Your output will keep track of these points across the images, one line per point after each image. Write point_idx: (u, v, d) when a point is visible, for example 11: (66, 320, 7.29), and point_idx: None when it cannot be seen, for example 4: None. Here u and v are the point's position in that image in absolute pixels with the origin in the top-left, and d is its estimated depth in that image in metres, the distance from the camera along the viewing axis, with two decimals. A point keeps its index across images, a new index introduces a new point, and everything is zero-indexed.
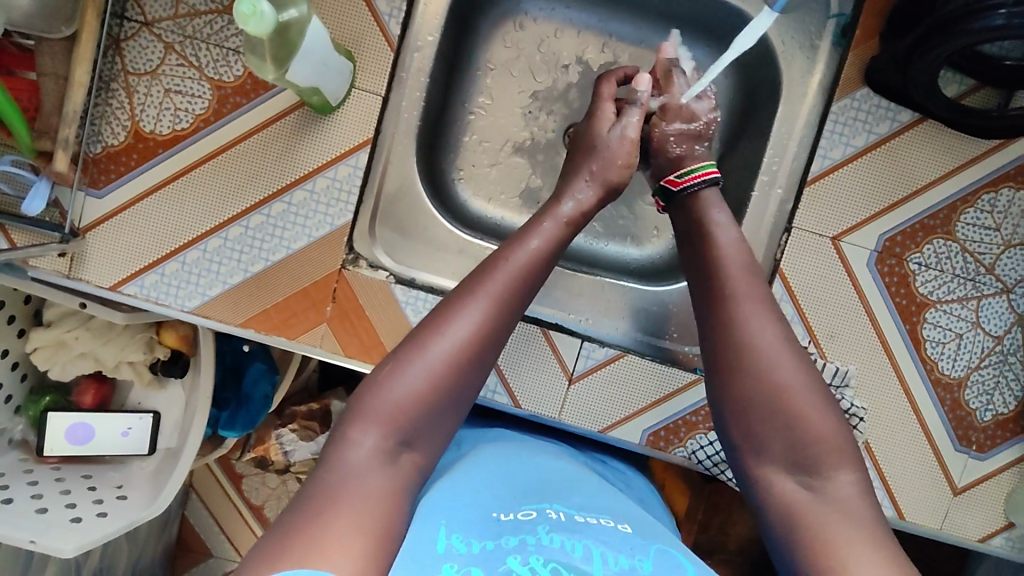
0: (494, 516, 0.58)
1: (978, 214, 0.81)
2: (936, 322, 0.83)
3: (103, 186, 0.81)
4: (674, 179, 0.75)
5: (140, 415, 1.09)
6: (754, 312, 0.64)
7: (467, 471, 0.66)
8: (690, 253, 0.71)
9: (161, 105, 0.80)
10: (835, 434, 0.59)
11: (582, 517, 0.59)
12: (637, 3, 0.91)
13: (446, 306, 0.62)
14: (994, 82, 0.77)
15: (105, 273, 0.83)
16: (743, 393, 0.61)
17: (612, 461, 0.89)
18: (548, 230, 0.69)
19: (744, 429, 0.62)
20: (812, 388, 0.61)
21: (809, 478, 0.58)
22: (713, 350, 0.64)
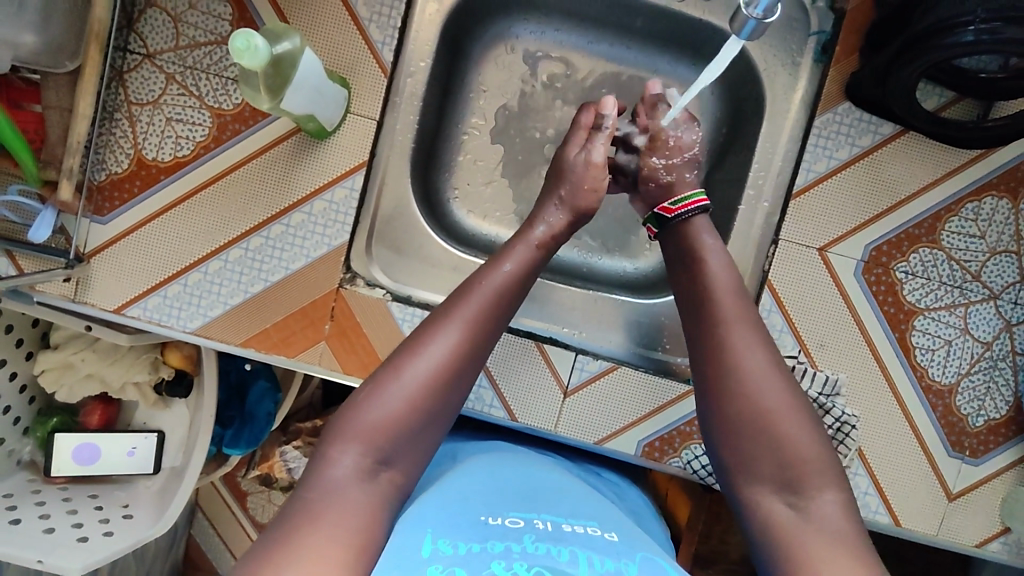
0: (482, 520, 0.59)
1: (963, 223, 0.83)
2: (925, 329, 0.84)
3: (108, 213, 0.83)
4: (668, 207, 0.77)
5: (145, 435, 1.11)
6: (741, 338, 0.65)
7: (459, 480, 0.68)
8: (683, 279, 0.72)
9: (162, 134, 0.83)
10: (817, 456, 0.61)
11: (569, 526, 0.60)
12: (625, 24, 0.93)
13: (421, 332, 0.65)
14: (972, 94, 0.79)
15: (109, 297, 0.85)
16: (730, 415, 0.63)
17: (607, 473, 0.90)
18: (520, 254, 0.72)
19: (733, 447, 0.63)
20: (797, 411, 0.62)
21: (794, 497, 0.60)
22: (702, 371, 0.66)
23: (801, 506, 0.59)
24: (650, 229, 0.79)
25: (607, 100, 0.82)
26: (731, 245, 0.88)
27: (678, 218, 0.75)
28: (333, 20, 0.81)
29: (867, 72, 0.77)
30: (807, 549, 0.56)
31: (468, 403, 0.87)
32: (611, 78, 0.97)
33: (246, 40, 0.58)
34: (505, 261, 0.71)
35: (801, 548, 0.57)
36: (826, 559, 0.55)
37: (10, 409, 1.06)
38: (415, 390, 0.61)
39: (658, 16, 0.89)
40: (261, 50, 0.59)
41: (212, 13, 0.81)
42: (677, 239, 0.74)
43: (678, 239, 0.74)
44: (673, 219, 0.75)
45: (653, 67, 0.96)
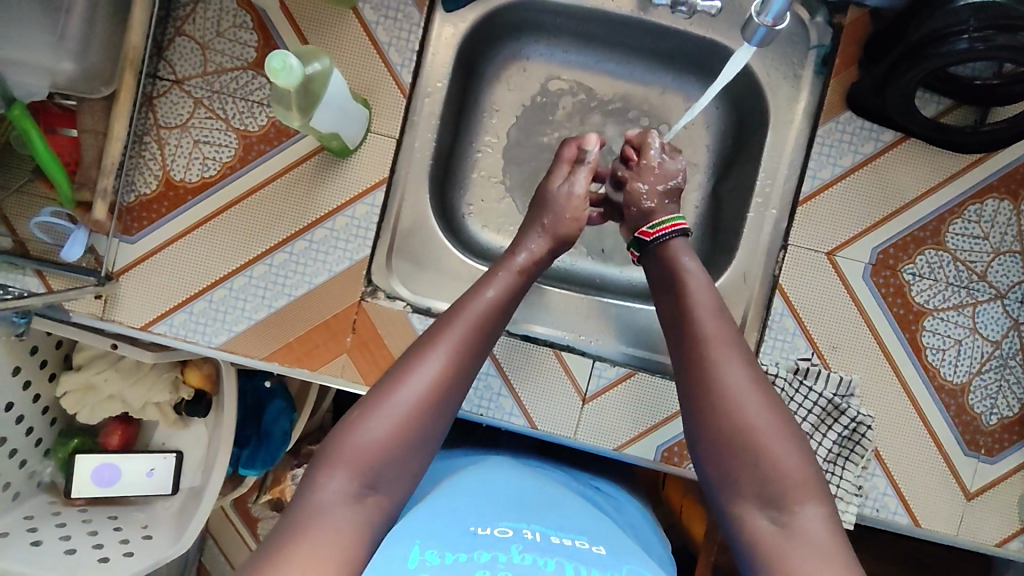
0: (471, 529, 0.61)
1: (966, 225, 0.85)
2: (934, 330, 0.86)
3: (136, 233, 0.86)
4: (646, 231, 0.80)
5: (166, 455, 1.11)
6: (726, 358, 0.66)
7: (453, 491, 0.70)
8: (666, 299, 0.74)
9: (190, 155, 0.86)
10: (801, 473, 0.61)
11: (557, 538, 0.62)
12: (631, 43, 0.97)
13: (407, 359, 0.67)
14: (969, 100, 0.82)
15: (136, 314, 0.87)
16: (711, 436, 0.64)
17: (606, 488, 0.91)
18: (501, 281, 0.75)
19: (721, 466, 0.64)
20: (783, 430, 0.63)
21: (778, 513, 0.60)
22: (689, 389, 0.67)
23: (784, 521, 0.60)
24: (633, 254, 0.83)
25: (588, 137, 0.88)
26: (740, 253, 0.90)
27: (656, 240, 0.78)
28: (355, 46, 0.86)
29: (867, 82, 0.81)
30: (811, 557, 0.57)
31: (489, 411, 0.88)
32: (619, 95, 1.01)
33: (282, 60, 0.61)
34: (487, 287, 0.74)
35: (782, 554, 0.58)
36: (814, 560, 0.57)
37: (33, 430, 1.07)
38: (402, 414, 0.63)
39: (663, 34, 0.93)
40: (294, 69, 0.62)
41: (238, 41, 0.85)
42: (659, 258, 0.77)
43: (657, 259, 0.78)
44: (651, 242, 0.79)
45: (659, 84, 1.00)
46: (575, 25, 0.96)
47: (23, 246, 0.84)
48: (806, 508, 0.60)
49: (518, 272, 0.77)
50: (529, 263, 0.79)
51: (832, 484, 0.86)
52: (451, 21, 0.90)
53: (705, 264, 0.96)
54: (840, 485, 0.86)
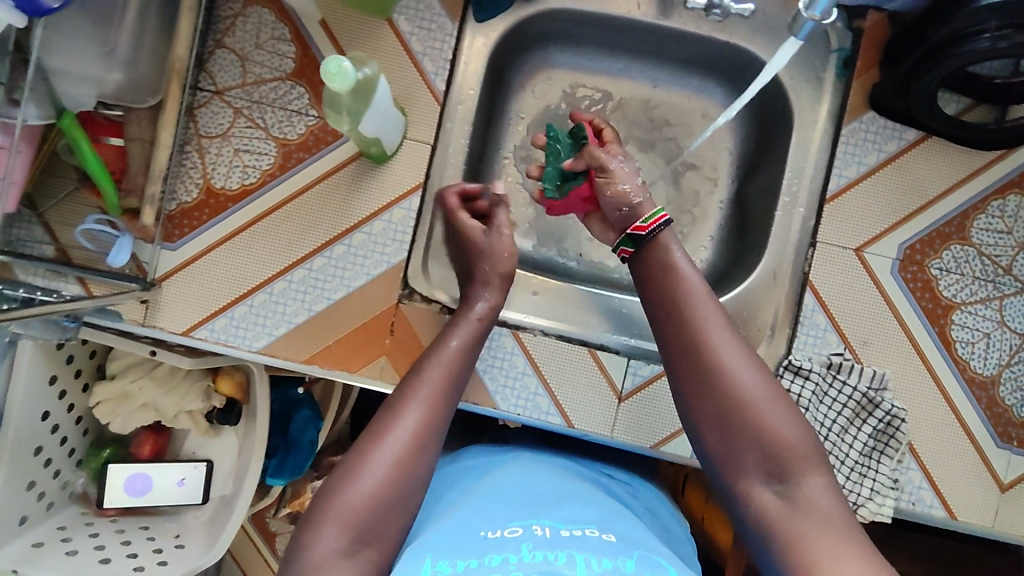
0: (482, 536, 0.61)
1: (991, 220, 0.87)
2: (963, 323, 0.87)
3: (177, 239, 0.87)
4: (640, 225, 0.76)
5: (196, 463, 1.12)
6: (720, 339, 0.67)
7: (464, 503, 0.70)
8: (652, 286, 0.73)
9: (231, 164, 0.88)
10: (801, 441, 0.63)
11: (567, 531, 0.62)
12: (655, 50, 1.00)
13: (383, 413, 0.67)
14: (988, 98, 0.84)
15: (177, 319, 0.88)
16: (710, 415, 0.65)
17: (617, 474, 0.89)
18: (464, 331, 0.76)
19: (725, 444, 0.64)
20: (781, 406, 0.64)
21: (782, 486, 0.62)
22: (685, 375, 0.67)
23: (789, 493, 0.61)
24: (623, 251, 0.78)
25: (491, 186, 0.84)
26: (767, 253, 0.91)
27: (650, 235, 0.75)
28: (390, 56, 0.88)
29: (888, 82, 0.83)
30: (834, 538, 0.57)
31: (526, 411, 0.89)
32: (642, 101, 1.03)
33: (338, 65, 0.63)
34: (452, 336, 0.75)
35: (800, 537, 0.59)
36: (828, 551, 0.56)
37: (67, 440, 1.07)
38: (386, 464, 0.63)
39: (686, 41, 0.96)
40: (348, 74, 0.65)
41: (277, 53, 0.88)
42: (639, 261, 0.76)
43: (644, 252, 0.75)
44: (647, 236, 0.75)
45: (681, 89, 1.03)
46: (600, 34, 0.99)
47: (66, 255, 0.86)
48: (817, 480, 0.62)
49: (474, 321, 0.78)
50: (484, 316, 0.79)
51: (868, 478, 0.87)
52: (481, 31, 0.92)
53: (733, 263, 0.98)
54: (875, 479, 0.86)
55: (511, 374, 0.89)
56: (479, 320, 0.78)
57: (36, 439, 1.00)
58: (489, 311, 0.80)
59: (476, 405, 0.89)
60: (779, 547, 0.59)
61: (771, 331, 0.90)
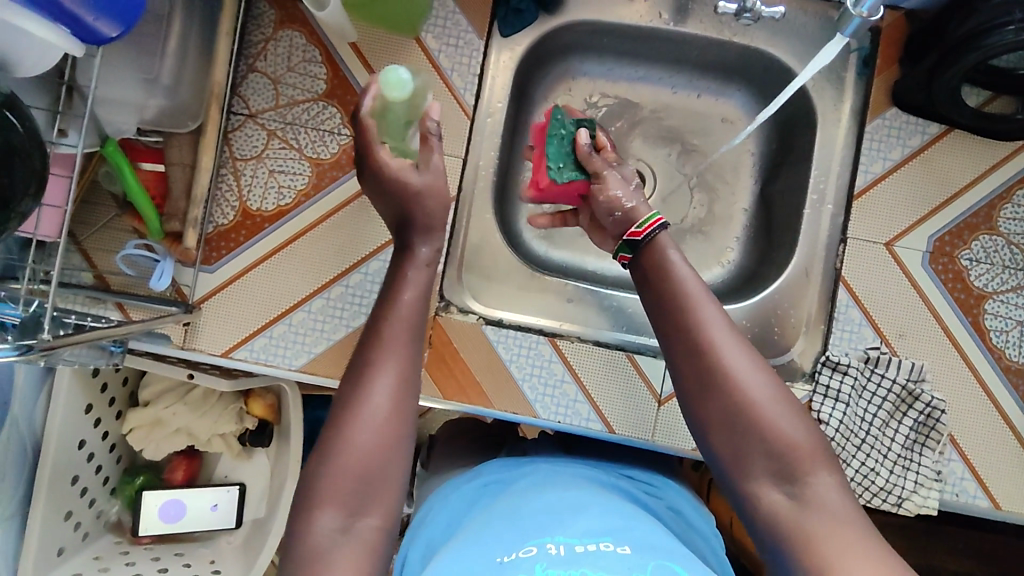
0: (499, 560, 0.59)
1: (1016, 209, 0.89)
2: (996, 312, 0.88)
3: (215, 262, 0.88)
4: (636, 230, 0.75)
5: (230, 487, 1.11)
6: (722, 339, 0.66)
7: (479, 524, 0.67)
8: (649, 291, 0.72)
9: (266, 185, 0.89)
10: (805, 440, 0.62)
11: (583, 546, 0.60)
12: (675, 59, 1.02)
13: (343, 408, 0.61)
14: (1009, 90, 0.87)
15: (217, 341, 0.88)
16: (718, 417, 0.64)
17: (638, 474, 0.83)
18: (415, 281, 0.70)
19: (732, 447, 0.63)
20: (786, 405, 0.64)
21: (793, 488, 0.61)
22: (690, 380, 0.66)
23: (799, 495, 0.60)
24: (621, 257, 0.77)
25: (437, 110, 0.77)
26: (799, 250, 0.92)
27: (645, 239, 0.73)
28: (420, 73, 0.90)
29: (911, 80, 0.86)
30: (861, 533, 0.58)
31: (566, 418, 0.89)
32: (664, 108, 1.05)
33: (397, 74, 0.73)
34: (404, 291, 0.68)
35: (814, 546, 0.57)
36: (846, 555, 0.55)
37: (101, 469, 1.06)
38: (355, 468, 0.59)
39: (707, 47, 0.99)
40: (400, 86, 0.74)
41: (309, 74, 0.90)
42: (639, 268, 0.74)
43: (642, 260, 0.74)
44: (643, 241, 0.74)
45: (701, 95, 1.05)
46: (621, 44, 1.01)
47: (104, 282, 0.87)
48: (832, 483, 0.60)
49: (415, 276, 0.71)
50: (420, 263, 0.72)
51: (911, 470, 0.87)
52: (508, 46, 0.94)
53: (762, 263, 0.99)
54: (918, 472, 0.87)
55: (550, 382, 0.90)
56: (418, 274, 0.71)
57: (72, 469, 0.99)
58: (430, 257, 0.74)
59: (516, 414, 0.89)
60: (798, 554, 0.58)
61: (807, 327, 0.91)
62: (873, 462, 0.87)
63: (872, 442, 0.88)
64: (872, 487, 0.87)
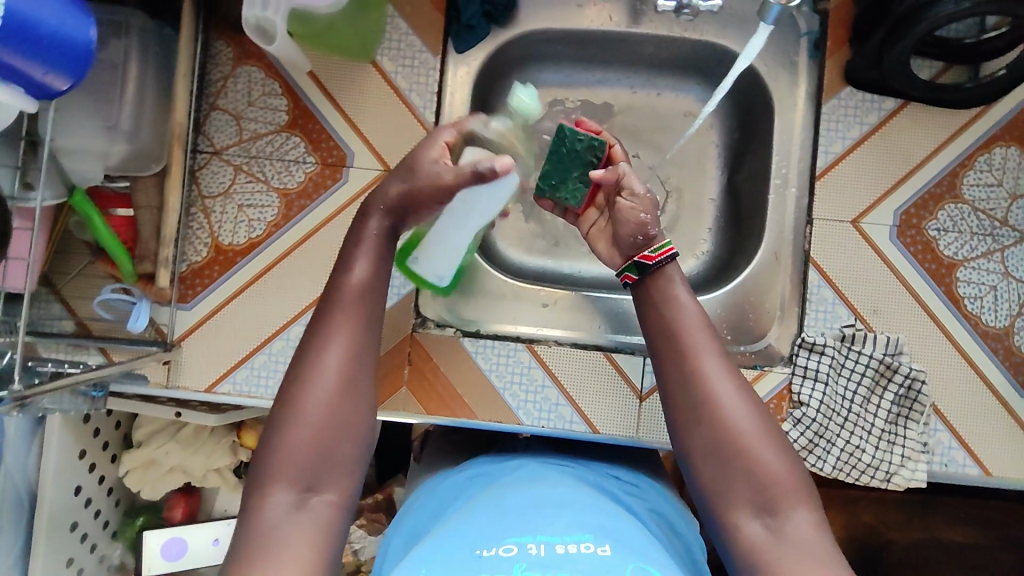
0: (477, 555, 0.61)
1: (979, 175, 0.89)
2: (968, 279, 0.89)
3: (192, 299, 0.89)
4: (649, 254, 0.75)
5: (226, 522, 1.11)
6: (713, 369, 0.67)
7: (464, 515, 0.69)
8: (649, 317, 0.72)
9: (235, 220, 0.90)
10: (787, 474, 0.62)
11: (562, 547, 0.62)
12: (630, 59, 1.03)
13: (292, 396, 0.62)
14: (960, 59, 0.88)
15: (198, 377, 0.90)
16: (704, 444, 0.64)
17: (624, 475, 0.83)
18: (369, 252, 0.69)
19: (717, 475, 0.64)
20: (772, 438, 0.64)
21: (771, 519, 0.61)
22: (681, 405, 0.66)
23: (777, 528, 0.60)
24: (626, 277, 0.76)
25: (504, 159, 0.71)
26: (767, 235, 0.93)
27: (657, 265, 0.74)
28: (378, 97, 0.91)
29: (861, 58, 0.87)
30: (813, 519, 0.61)
31: (550, 422, 0.90)
32: (625, 107, 1.06)
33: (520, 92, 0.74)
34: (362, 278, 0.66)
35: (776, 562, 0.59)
36: (798, 564, 0.58)
37: (100, 513, 1.07)
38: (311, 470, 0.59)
39: (657, 43, 0.99)
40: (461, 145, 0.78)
41: (269, 107, 0.91)
42: (643, 290, 0.75)
43: (647, 287, 0.74)
44: (653, 266, 0.74)
45: (661, 91, 1.06)
46: (576, 49, 1.02)
47: (85, 327, 0.88)
48: (809, 520, 0.61)
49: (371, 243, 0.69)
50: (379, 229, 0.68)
51: (896, 444, 0.87)
52: (463, 61, 0.96)
53: (734, 252, 1.00)
54: (904, 445, 0.87)
55: (531, 388, 0.91)
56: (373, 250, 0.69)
57: (71, 515, 1.00)
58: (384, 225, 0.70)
59: (498, 423, 0.90)
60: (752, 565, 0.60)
61: (781, 311, 0.92)
62: (858, 439, 0.88)
63: (855, 418, 0.88)
64: (859, 463, 0.87)
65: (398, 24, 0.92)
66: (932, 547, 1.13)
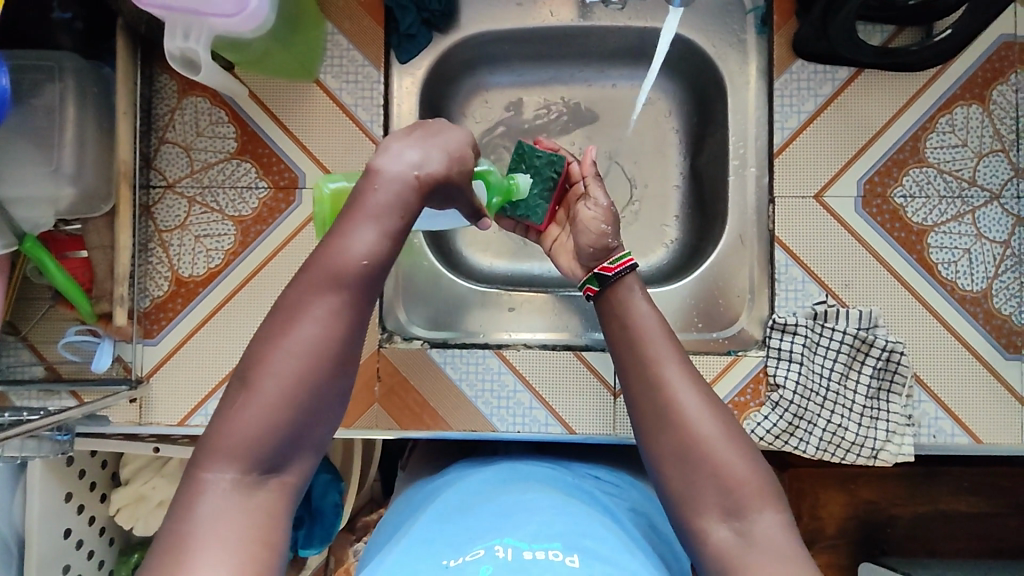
0: (443, 565, 0.58)
1: (942, 136, 0.87)
2: (940, 244, 0.86)
3: (157, 334, 0.90)
4: (607, 266, 0.75)
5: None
6: (674, 374, 0.64)
7: (434, 525, 0.67)
8: (611, 327, 0.70)
9: (194, 251, 0.90)
10: (754, 477, 0.59)
11: (531, 552, 0.58)
12: (580, 53, 1.01)
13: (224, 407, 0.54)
14: (911, 21, 0.85)
15: (170, 411, 0.90)
16: (671, 450, 0.61)
17: (605, 474, 0.82)
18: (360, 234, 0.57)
19: (684, 481, 0.60)
20: (737, 441, 0.61)
21: (738, 522, 0.57)
22: (645, 412, 0.63)
23: (746, 532, 0.57)
24: (588, 290, 0.75)
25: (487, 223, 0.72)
26: (731, 218, 0.93)
27: (617, 276, 0.73)
28: (325, 116, 0.91)
29: (808, 28, 0.85)
30: (781, 513, 0.58)
31: (525, 427, 0.89)
32: (580, 100, 1.04)
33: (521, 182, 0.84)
34: (355, 256, 0.55)
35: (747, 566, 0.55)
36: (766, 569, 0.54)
37: (94, 554, 1.07)
38: (255, 476, 0.52)
39: (605, 34, 0.98)
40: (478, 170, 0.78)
41: (218, 135, 0.91)
42: (603, 302, 0.73)
43: (606, 298, 0.73)
44: (613, 277, 0.73)
45: (615, 82, 1.04)
46: (524, 48, 1.01)
47: (55, 371, 0.88)
48: (777, 521, 0.57)
49: (399, 215, 0.57)
50: (391, 198, 0.57)
51: (880, 420, 0.85)
52: (408, 71, 0.96)
53: (703, 237, 0.98)
54: (888, 420, 0.85)
55: (503, 395, 0.89)
56: (401, 218, 0.57)
57: (61, 559, 1.00)
58: (417, 185, 0.58)
59: (474, 431, 0.89)
60: (719, 565, 0.57)
61: (750, 294, 0.91)
62: (841, 417, 0.86)
63: (835, 397, 0.86)
64: (843, 441, 0.85)
65: (338, 41, 0.91)
66: (939, 520, 1.10)
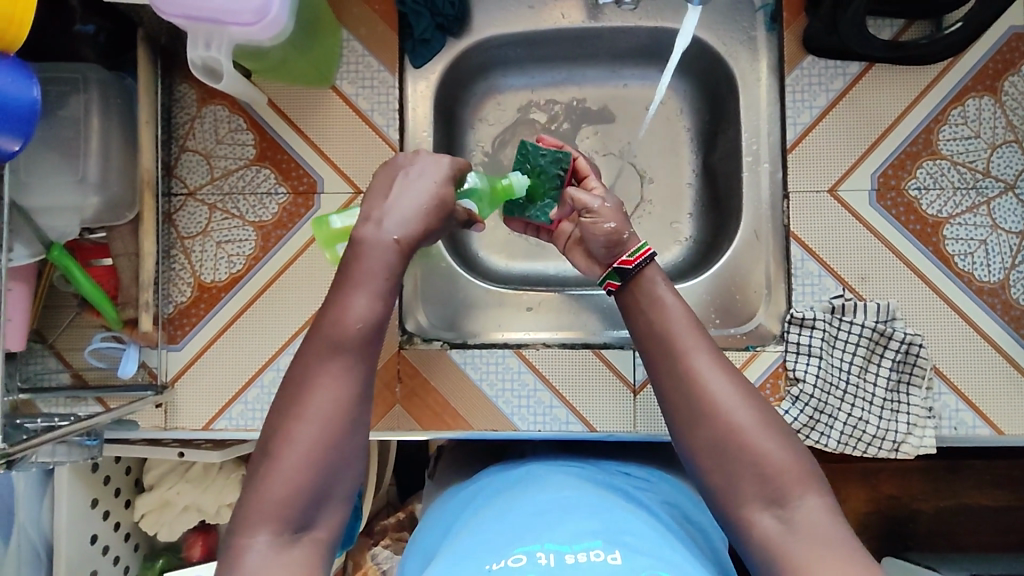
0: (487, 569, 0.57)
1: (955, 128, 0.87)
2: (956, 236, 0.86)
3: (181, 339, 0.91)
4: (628, 258, 0.73)
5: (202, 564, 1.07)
6: (705, 365, 0.63)
7: (469, 532, 0.66)
8: (640, 319, 0.69)
9: (216, 257, 0.91)
10: (794, 464, 0.59)
11: (572, 556, 0.57)
12: (591, 54, 1.02)
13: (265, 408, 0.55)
14: (921, 14, 0.86)
15: (197, 415, 0.91)
16: (707, 443, 0.60)
17: (635, 471, 0.81)
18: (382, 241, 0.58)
19: (725, 472, 0.60)
20: (774, 429, 0.60)
21: (781, 509, 0.57)
22: (677, 404, 0.63)
23: (789, 518, 0.57)
24: (608, 285, 0.74)
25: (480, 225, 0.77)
26: (745, 213, 0.94)
27: (638, 268, 0.71)
28: (343, 122, 0.92)
29: (818, 23, 0.86)
30: (824, 497, 0.58)
31: (546, 425, 0.90)
32: (591, 100, 1.05)
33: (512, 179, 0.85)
34: None
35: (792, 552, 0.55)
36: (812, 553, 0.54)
37: (119, 559, 1.08)
38: (301, 472, 0.53)
39: (616, 34, 0.99)
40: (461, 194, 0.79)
41: (237, 142, 0.92)
42: (628, 295, 0.72)
43: (630, 293, 0.72)
44: (634, 269, 0.71)
45: (626, 82, 1.05)
46: (536, 51, 1.02)
47: (81, 378, 0.90)
48: (822, 505, 0.57)
49: None
50: None
51: (901, 412, 0.85)
52: (422, 76, 0.97)
53: (718, 233, 0.99)
54: (909, 413, 0.85)
55: (523, 394, 0.90)
56: None
57: (89, 563, 1.01)
58: None
59: (496, 431, 0.90)
60: (765, 552, 0.57)
61: (767, 289, 0.92)
62: (860, 412, 0.86)
63: (855, 390, 0.86)
64: (864, 434, 0.86)
65: (354, 47, 0.93)
66: (961, 513, 1.10)
